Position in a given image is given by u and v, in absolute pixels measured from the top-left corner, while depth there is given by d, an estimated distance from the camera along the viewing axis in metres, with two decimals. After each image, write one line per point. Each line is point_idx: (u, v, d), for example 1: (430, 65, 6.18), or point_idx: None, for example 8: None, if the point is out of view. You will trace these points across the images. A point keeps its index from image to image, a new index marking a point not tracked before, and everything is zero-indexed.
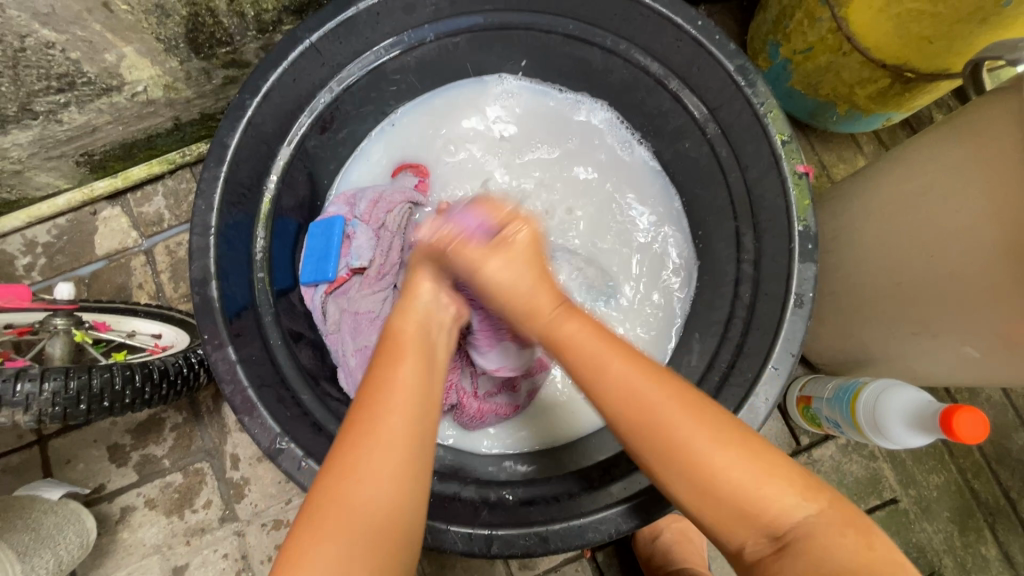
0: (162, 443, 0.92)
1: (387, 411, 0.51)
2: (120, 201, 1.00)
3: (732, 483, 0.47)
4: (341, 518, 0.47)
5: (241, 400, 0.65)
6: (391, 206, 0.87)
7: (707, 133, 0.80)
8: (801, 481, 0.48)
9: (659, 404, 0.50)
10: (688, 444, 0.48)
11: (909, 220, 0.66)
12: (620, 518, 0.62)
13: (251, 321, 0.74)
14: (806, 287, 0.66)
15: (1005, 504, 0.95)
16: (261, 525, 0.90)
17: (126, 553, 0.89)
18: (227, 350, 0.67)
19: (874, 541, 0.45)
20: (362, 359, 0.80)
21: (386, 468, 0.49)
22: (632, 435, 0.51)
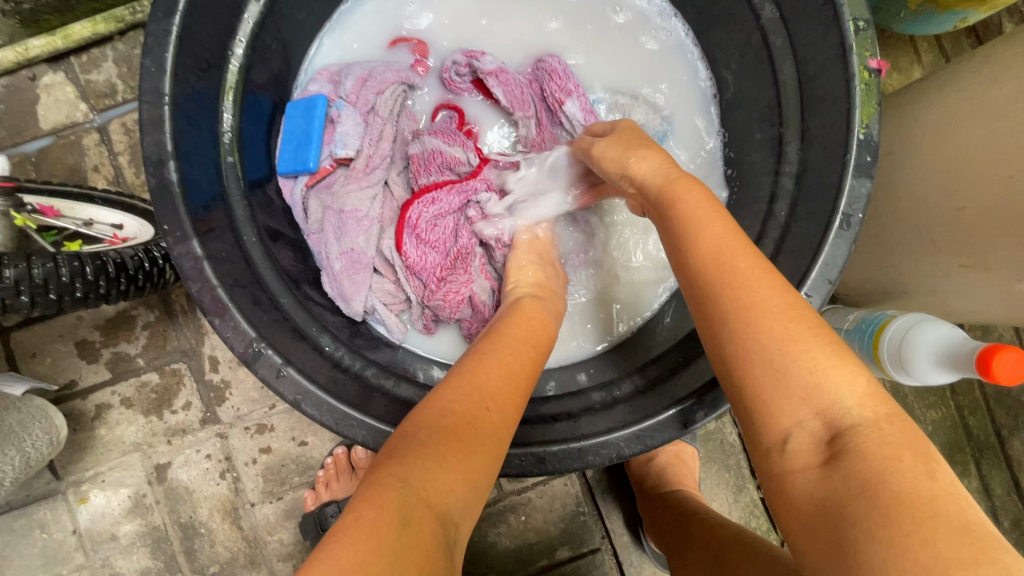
0: (134, 341, 0.87)
1: (507, 353, 0.55)
2: (63, 65, 0.85)
3: (784, 357, 0.42)
4: (473, 432, 0.46)
5: (210, 301, 0.58)
6: (382, 87, 0.75)
7: (761, 17, 0.68)
8: (877, 397, 0.41)
9: (769, 284, 0.45)
10: (758, 295, 0.45)
11: (991, 132, 0.58)
12: (623, 443, 0.59)
13: (220, 212, 0.64)
14: (856, 206, 0.58)
15: (994, 440, 0.95)
16: (244, 429, 0.87)
17: (105, 450, 0.87)
18: (192, 244, 0.58)
19: (939, 470, 0.37)
20: (349, 263, 0.72)
21: (496, 397, 0.50)
22: (703, 284, 0.47)
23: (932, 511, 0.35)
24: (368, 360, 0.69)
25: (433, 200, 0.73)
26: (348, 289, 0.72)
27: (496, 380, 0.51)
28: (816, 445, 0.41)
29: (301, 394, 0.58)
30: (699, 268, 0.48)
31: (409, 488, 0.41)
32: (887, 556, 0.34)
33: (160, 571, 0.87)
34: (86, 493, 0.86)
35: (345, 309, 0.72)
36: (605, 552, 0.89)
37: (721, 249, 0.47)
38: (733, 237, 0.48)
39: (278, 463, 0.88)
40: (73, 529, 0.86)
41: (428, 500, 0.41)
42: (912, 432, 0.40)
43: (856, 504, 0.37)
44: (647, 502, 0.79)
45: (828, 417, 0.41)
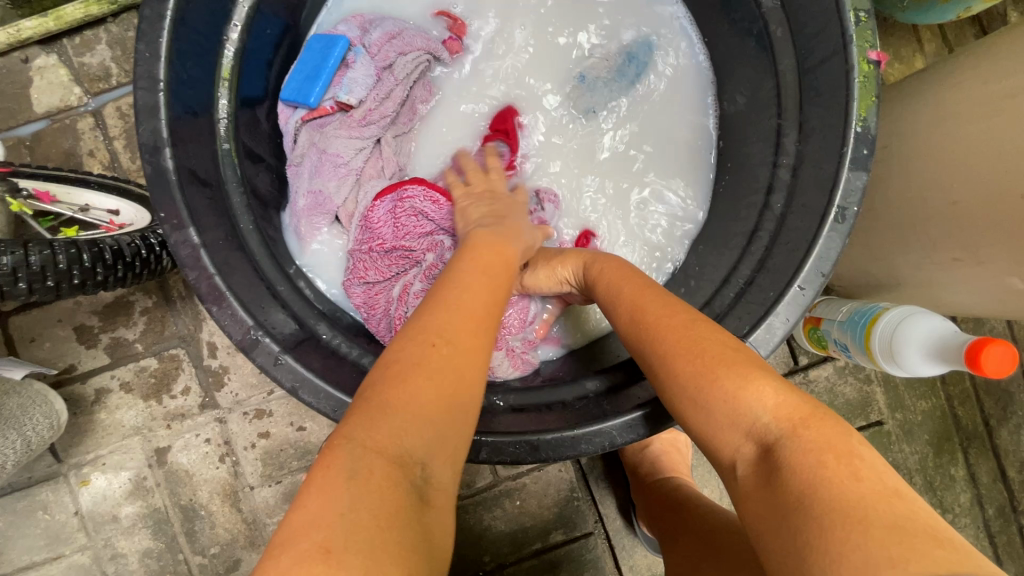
0: (132, 327, 0.87)
1: (458, 292, 0.52)
2: (56, 48, 0.85)
3: (697, 376, 0.47)
4: (415, 371, 0.45)
5: (207, 288, 0.58)
6: (406, 48, 0.74)
7: (762, 6, 0.68)
8: (790, 404, 0.43)
9: (687, 327, 0.51)
10: (659, 322, 0.52)
11: (989, 125, 0.58)
12: (616, 432, 0.60)
13: (215, 199, 0.64)
14: (852, 199, 0.58)
15: (982, 430, 0.97)
16: (242, 414, 0.88)
17: (106, 433, 0.88)
18: (188, 232, 0.58)
19: (864, 467, 0.38)
20: (313, 203, 0.73)
21: (450, 331, 0.48)
22: (625, 326, 0.55)
23: (858, 514, 0.35)
24: (364, 348, 0.69)
25: (431, 196, 0.71)
26: (303, 228, 0.73)
27: (450, 317, 0.49)
28: (756, 467, 0.43)
29: (299, 382, 0.58)
30: (620, 314, 0.56)
31: (358, 440, 0.41)
32: (823, 568, 0.35)
33: (161, 552, 0.88)
34: (88, 476, 0.87)
35: (294, 246, 0.74)
36: (598, 536, 0.90)
37: (642, 312, 0.54)
38: (644, 292, 0.56)
39: (276, 448, 0.89)
40: (75, 510, 0.87)
41: (381, 447, 0.41)
42: (836, 432, 0.41)
43: (792, 516, 0.38)
44: (640, 489, 0.80)
45: (756, 437, 0.44)
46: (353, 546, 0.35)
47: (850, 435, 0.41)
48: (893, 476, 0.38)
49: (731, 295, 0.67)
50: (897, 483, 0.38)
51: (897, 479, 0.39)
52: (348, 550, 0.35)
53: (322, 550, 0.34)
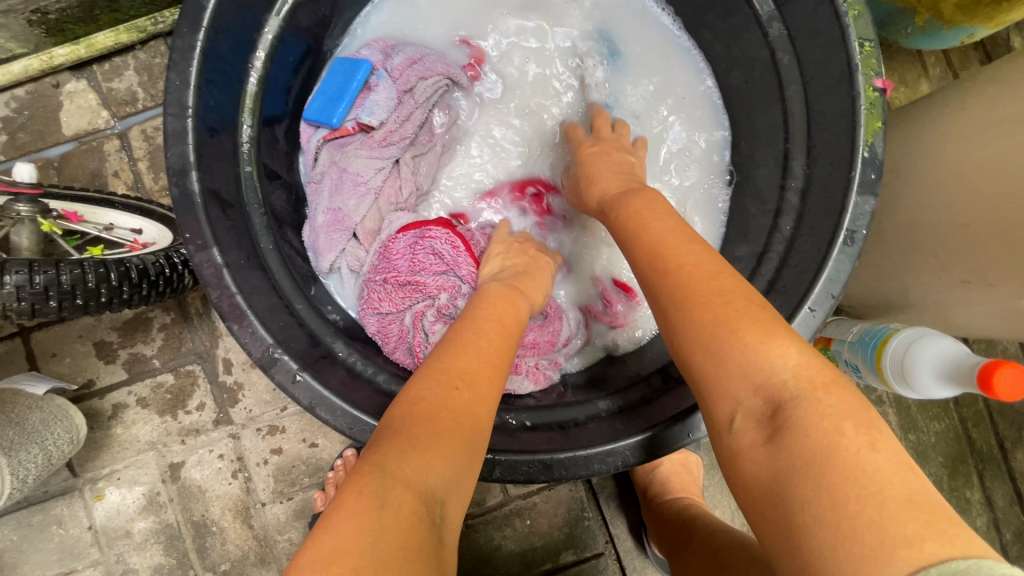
0: (150, 343, 0.89)
1: (475, 337, 0.56)
2: (85, 73, 0.88)
3: (715, 324, 0.47)
4: (437, 409, 0.48)
5: (229, 307, 0.59)
6: (427, 73, 0.77)
7: (768, 34, 0.70)
8: (815, 366, 0.43)
9: (717, 281, 0.49)
10: (684, 261, 0.51)
11: (994, 151, 0.59)
12: (629, 451, 0.60)
13: (237, 220, 0.66)
14: (860, 222, 0.58)
15: (997, 452, 0.96)
16: (256, 430, 0.89)
17: (121, 448, 0.89)
18: (212, 252, 0.60)
19: (881, 439, 0.39)
20: (332, 220, 0.75)
21: (466, 375, 0.52)
22: (640, 265, 0.55)
23: (873, 485, 0.36)
24: (380, 365, 0.70)
25: (454, 243, 0.74)
26: (322, 244, 0.75)
27: (468, 362, 0.53)
28: (761, 423, 0.43)
29: (316, 399, 0.59)
30: (641, 252, 0.55)
31: (388, 470, 0.43)
32: (833, 533, 0.36)
33: (172, 568, 0.89)
34: (102, 490, 0.88)
35: (312, 260, 0.76)
36: (609, 556, 0.90)
37: (657, 244, 0.54)
38: (677, 233, 0.54)
39: (288, 464, 0.89)
40: (88, 525, 0.88)
41: (410, 480, 0.43)
42: (855, 401, 0.41)
43: (803, 480, 0.38)
44: (651, 510, 0.80)
45: (769, 392, 0.43)
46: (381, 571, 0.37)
47: (868, 408, 0.41)
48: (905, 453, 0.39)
49: None
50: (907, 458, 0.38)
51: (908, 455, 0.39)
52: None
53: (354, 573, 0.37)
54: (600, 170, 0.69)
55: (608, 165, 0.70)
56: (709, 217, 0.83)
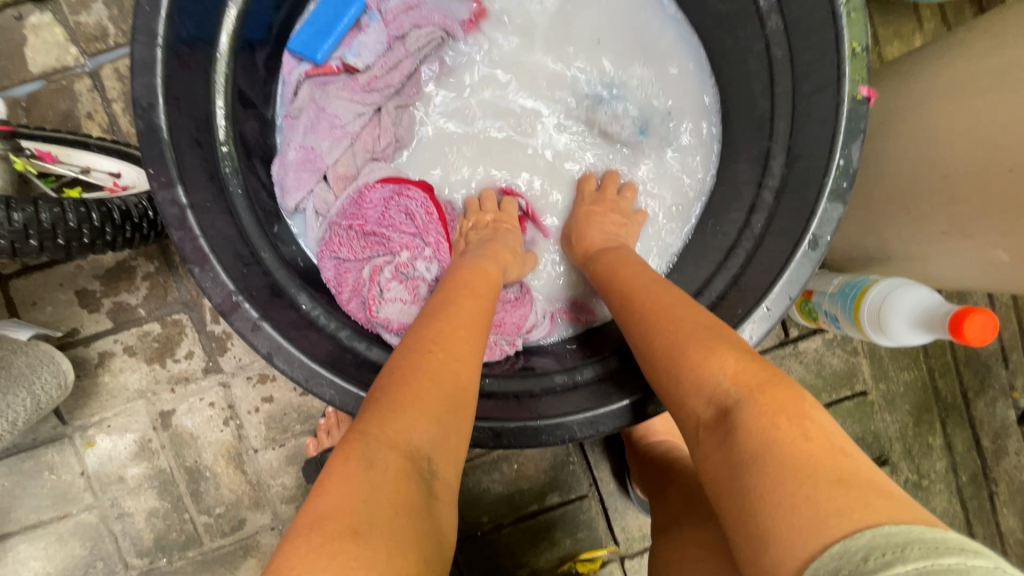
0: (135, 291, 0.88)
1: (464, 309, 0.57)
2: (50, 6, 0.83)
3: (666, 352, 0.51)
4: (422, 375, 0.49)
5: (192, 249, 0.59)
6: (421, 21, 0.76)
7: (766, 28, 0.68)
8: (751, 369, 0.44)
9: (670, 309, 0.54)
10: (647, 297, 0.57)
11: (979, 104, 0.59)
12: (577, 426, 0.62)
13: (207, 159, 0.64)
14: (826, 229, 0.60)
15: (959, 401, 1.01)
16: (246, 378, 0.90)
17: (110, 396, 0.89)
18: (176, 191, 0.59)
19: (813, 428, 0.39)
20: (304, 158, 0.73)
21: (457, 346, 0.53)
22: (616, 304, 0.61)
23: (807, 470, 0.37)
24: (342, 321, 0.69)
25: (429, 208, 0.73)
26: (289, 182, 0.73)
27: (456, 333, 0.54)
28: (713, 430, 0.44)
29: (274, 348, 0.59)
30: (618, 295, 0.61)
31: (371, 436, 0.44)
32: (775, 520, 0.36)
33: (167, 511, 0.91)
34: (93, 437, 0.89)
35: (278, 197, 0.74)
36: (592, 498, 0.94)
37: (625, 289, 0.60)
38: (644, 279, 0.60)
39: (280, 412, 0.91)
40: (81, 471, 0.89)
41: (394, 442, 0.44)
42: (792, 397, 0.42)
43: (747, 475, 0.39)
44: (635, 453, 0.83)
45: (717, 401, 0.45)
46: (375, 529, 0.39)
47: (803, 400, 0.42)
48: (842, 437, 0.40)
49: (734, 269, 0.68)
50: (844, 443, 0.39)
51: (846, 440, 0.40)
52: (371, 533, 0.38)
53: (347, 530, 0.38)
54: (597, 224, 0.74)
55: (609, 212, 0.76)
56: (689, 181, 0.83)
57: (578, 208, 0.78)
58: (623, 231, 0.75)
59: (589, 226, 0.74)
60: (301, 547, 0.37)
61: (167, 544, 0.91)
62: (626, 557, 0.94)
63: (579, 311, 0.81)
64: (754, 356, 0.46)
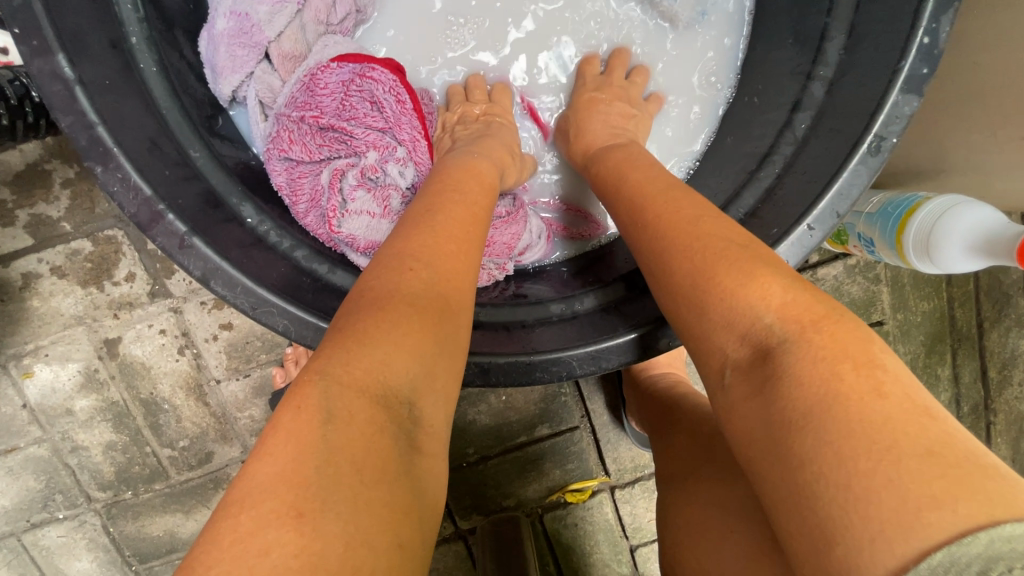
0: (55, 203, 0.75)
1: (447, 220, 0.46)
2: None
3: (691, 275, 0.41)
4: (397, 302, 0.39)
5: (89, 141, 0.46)
6: None
7: None
8: (802, 304, 0.36)
9: (698, 220, 0.43)
10: (666, 204, 0.46)
11: None
12: (576, 362, 0.53)
13: (101, 21, 0.49)
14: (893, 128, 0.48)
15: (975, 332, 0.95)
16: (200, 303, 0.79)
17: (44, 323, 0.78)
18: (58, 61, 0.44)
19: (888, 382, 0.31)
20: (237, 28, 0.57)
21: (439, 267, 0.42)
22: (623, 211, 0.50)
23: (886, 438, 0.29)
24: (298, 239, 0.57)
25: (398, 94, 0.59)
26: (222, 59, 0.57)
27: (438, 249, 0.43)
28: (748, 374, 0.36)
29: (210, 269, 0.48)
30: (625, 199, 0.50)
31: (333, 376, 0.35)
32: (845, 503, 0.29)
33: (126, 444, 0.84)
34: (30, 367, 0.79)
35: (210, 82, 0.59)
36: (584, 430, 0.89)
37: (634, 193, 0.49)
38: (661, 180, 0.49)
39: (241, 340, 0.81)
40: (23, 403, 0.80)
41: (362, 387, 0.35)
42: (857, 339, 0.34)
43: (799, 436, 0.31)
44: (635, 386, 0.77)
45: (756, 340, 0.37)
46: (336, 502, 0.30)
47: (871, 343, 0.34)
48: (921, 392, 0.32)
49: (768, 180, 0.57)
50: (924, 399, 0.31)
51: (925, 395, 0.32)
52: (324, 520, 0.30)
53: (293, 513, 0.30)
54: (602, 117, 0.62)
55: (618, 102, 0.63)
56: (717, 73, 0.69)
57: (585, 93, 0.65)
58: (634, 124, 0.63)
59: (595, 119, 0.62)
60: (233, 529, 0.29)
61: (130, 477, 0.85)
62: (618, 487, 0.90)
63: (582, 225, 0.70)
64: (802, 285, 0.38)
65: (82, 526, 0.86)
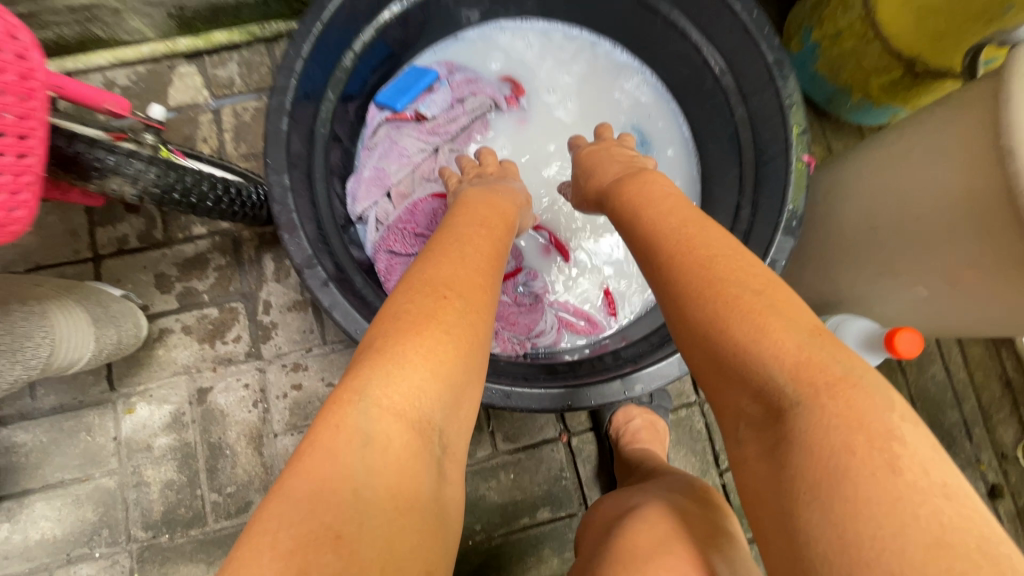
0: (204, 279, 1.03)
1: (465, 276, 0.56)
2: (197, 61, 1.09)
3: (710, 321, 0.47)
4: (420, 344, 0.49)
5: (286, 220, 0.75)
6: (477, 91, 1.00)
7: (735, 115, 0.90)
8: (816, 364, 0.41)
9: (715, 268, 0.49)
10: (689, 245, 0.52)
11: (887, 176, 0.79)
12: (573, 396, 0.73)
13: (305, 163, 0.83)
14: (781, 256, 0.76)
15: None
16: (281, 366, 1.01)
17: (159, 368, 1.00)
18: (284, 177, 0.77)
19: (900, 454, 0.37)
20: (375, 176, 0.93)
21: (463, 322, 0.52)
22: (643, 253, 0.57)
23: (897, 516, 0.35)
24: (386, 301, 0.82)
25: None
26: (361, 193, 0.92)
27: (462, 302, 0.53)
28: (761, 432, 0.43)
29: (335, 303, 0.74)
30: (642, 237, 0.57)
31: (369, 399, 0.45)
32: (828, 549, 0.36)
33: (182, 485, 0.96)
34: (134, 404, 0.98)
35: (348, 205, 0.92)
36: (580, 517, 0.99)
37: (649, 234, 0.56)
38: (687, 221, 0.55)
39: (304, 399, 1.00)
40: (114, 435, 0.97)
41: (400, 411, 0.46)
42: (871, 404, 0.39)
43: (805, 496, 0.38)
44: (621, 459, 0.92)
45: (768, 397, 0.43)
46: (360, 525, 0.40)
47: (888, 411, 0.39)
48: (934, 464, 0.37)
49: None
50: (940, 473, 0.36)
51: (942, 469, 0.37)
52: (359, 541, 0.39)
53: (332, 534, 0.39)
54: (597, 162, 0.77)
55: (604, 155, 0.79)
56: None
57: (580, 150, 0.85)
58: (626, 155, 0.78)
59: (602, 163, 0.76)
60: (276, 537, 0.38)
61: (172, 519, 0.95)
62: None
63: (583, 322, 0.95)
64: (819, 336, 0.43)
65: (112, 566, 0.93)
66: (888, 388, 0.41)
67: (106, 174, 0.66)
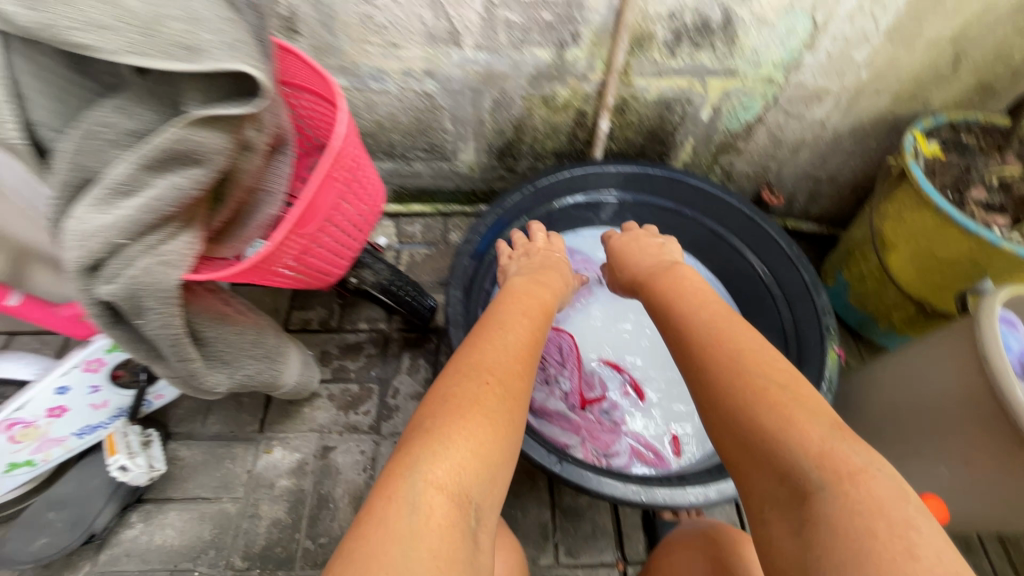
0: (355, 361, 1.33)
1: (500, 374, 0.73)
2: (396, 218, 1.57)
3: (745, 416, 0.61)
4: (468, 423, 0.65)
5: (455, 320, 1.07)
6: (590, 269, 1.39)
7: (783, 317, 1.22)
8: (837, 459, 0.54)
9: (739, 376, 0.65)
10: (728, 350, 0.69)
11: (906, 375, 1.02)
12: (644, 492, 0.93)
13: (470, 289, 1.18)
14: None
15: None
16: (394, 442, 1.23)
17: (301, 422, 1.24)
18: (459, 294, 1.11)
19: (910, 536, 0.48)
20: None
21: (498, 409, 0.68)
22: (684, 357, 0.74)
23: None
24: None
25: (572, 349, 1.19)
26: None
27: (498, 394, 0.70)
28: (790, 515, 0.54)
29: None
30: (685, 342, 0.76)
31: (419, 475, 0.60)
32: None
33: (286, 526, 1.12)
34: (272, 447, 1.21)
35: None
36: None
37: (687, 342, 0.75)
38: (724, 331, 0.73)
39: None
40: (249, 468, 1.18)
41: (443, 484, 0.59)
42: (883, 494, 0.51)
43: (824, 562, 0.49)
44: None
45: (793, 483, 0.55)
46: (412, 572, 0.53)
47: (905, 503, 0.51)
48: (934, 545, 0.48)
49: None
50: (942, 553, 0.48)
51: (948, 549, 0.48)
52: None
53: None
54: (636, 250, 1.09)
55: (637, 250, 1.10)
56: None
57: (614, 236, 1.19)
58: (650, 244, 1.10)
59: (637, 255, 1.07)
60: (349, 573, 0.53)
61: (269, 555, 1.09)
62: None
63: (653, 455, 1.12)
64: (837, 433, 0.57)
65: None
66: (894, 477, 0.54)
67: (362, 266, 1.06)
